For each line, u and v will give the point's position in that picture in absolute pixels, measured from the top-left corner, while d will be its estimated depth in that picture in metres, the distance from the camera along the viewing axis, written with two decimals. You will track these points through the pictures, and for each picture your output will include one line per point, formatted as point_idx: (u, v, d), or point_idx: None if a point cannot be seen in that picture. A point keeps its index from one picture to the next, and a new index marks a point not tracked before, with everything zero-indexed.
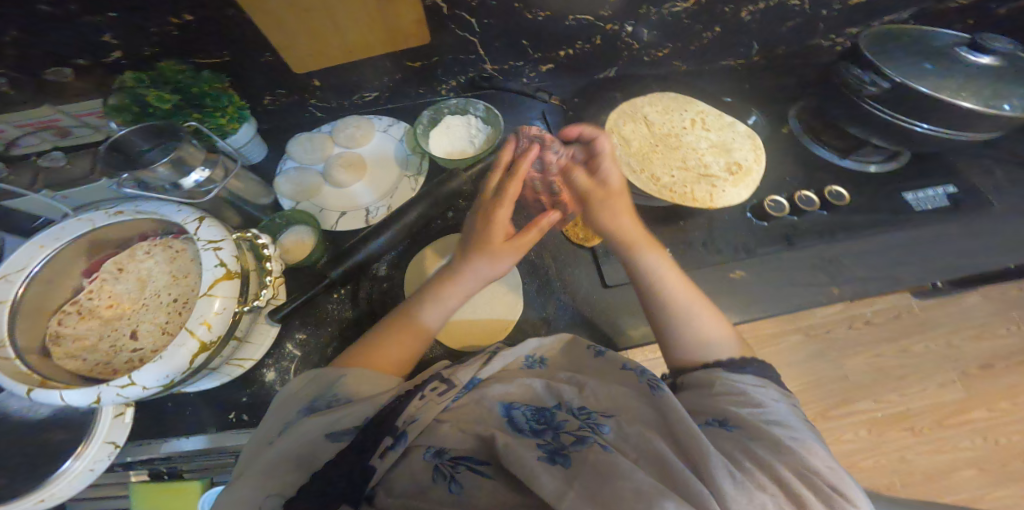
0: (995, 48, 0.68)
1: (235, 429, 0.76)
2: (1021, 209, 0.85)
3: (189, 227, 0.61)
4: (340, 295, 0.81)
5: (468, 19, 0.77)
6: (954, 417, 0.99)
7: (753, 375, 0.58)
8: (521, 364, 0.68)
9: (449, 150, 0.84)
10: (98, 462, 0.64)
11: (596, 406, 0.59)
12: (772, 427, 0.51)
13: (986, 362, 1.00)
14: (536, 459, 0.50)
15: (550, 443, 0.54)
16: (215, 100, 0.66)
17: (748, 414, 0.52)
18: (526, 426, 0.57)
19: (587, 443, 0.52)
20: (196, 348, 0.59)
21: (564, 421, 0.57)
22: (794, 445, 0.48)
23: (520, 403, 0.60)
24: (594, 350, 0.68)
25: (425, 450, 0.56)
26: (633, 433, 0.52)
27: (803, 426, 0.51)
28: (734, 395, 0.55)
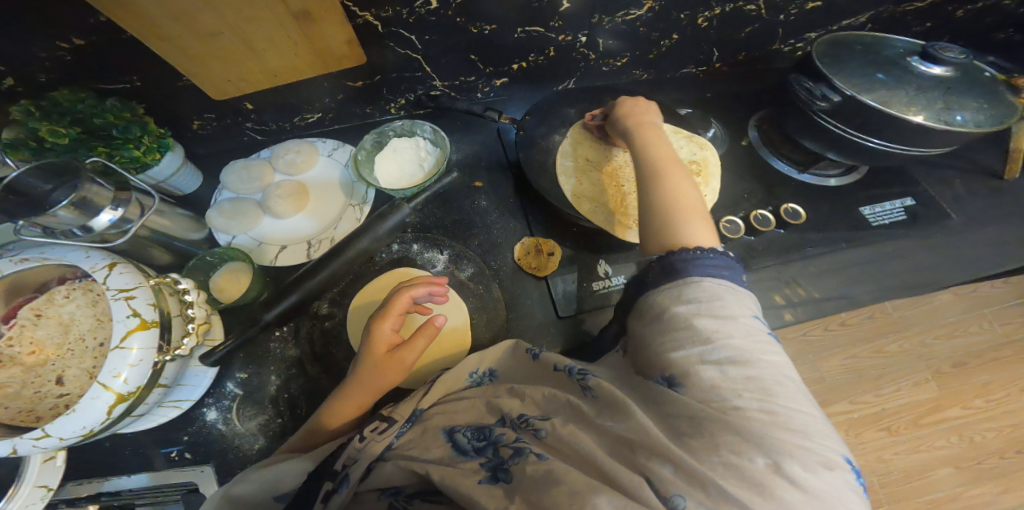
0: (946, 58, 0.68)
1: (179, 468, 0.66)
2: (981, 220, 0.85)
3: (98, 275, 0.55)
4: (281, 334, 0.72)
5: (408, 36, 0.73)
6: (929, 418, 1.22)
7: (709, 284, 0.46)
8: (465, 381, 0.64)
9: (397, 176, 0.78)
10: (30, 508, 0.57)
11: (535, 412, 0.52)
12: (726, 373, 0.40)
13: (958, 362, 1.26)
14: (477, 484, 0.47)
15: (492, 458, 0.50)
16: (127, 130, 0.64)
17: (703, 364, 0.41)
18: (468, 446, 0.52)
19: (525, 453, 0.48)
20: (111, 401, 0.52)
21: (502, 434, 0.52)
22: (756, 394, 0.39)
23: (465, 425, 0.56)
24: (532, 353, 0.63)
25: (379, 492, 0.54)
26: (564, 434, 0.46)
27: (759, 350, 0.42)
28: (687, 332, 0.43)
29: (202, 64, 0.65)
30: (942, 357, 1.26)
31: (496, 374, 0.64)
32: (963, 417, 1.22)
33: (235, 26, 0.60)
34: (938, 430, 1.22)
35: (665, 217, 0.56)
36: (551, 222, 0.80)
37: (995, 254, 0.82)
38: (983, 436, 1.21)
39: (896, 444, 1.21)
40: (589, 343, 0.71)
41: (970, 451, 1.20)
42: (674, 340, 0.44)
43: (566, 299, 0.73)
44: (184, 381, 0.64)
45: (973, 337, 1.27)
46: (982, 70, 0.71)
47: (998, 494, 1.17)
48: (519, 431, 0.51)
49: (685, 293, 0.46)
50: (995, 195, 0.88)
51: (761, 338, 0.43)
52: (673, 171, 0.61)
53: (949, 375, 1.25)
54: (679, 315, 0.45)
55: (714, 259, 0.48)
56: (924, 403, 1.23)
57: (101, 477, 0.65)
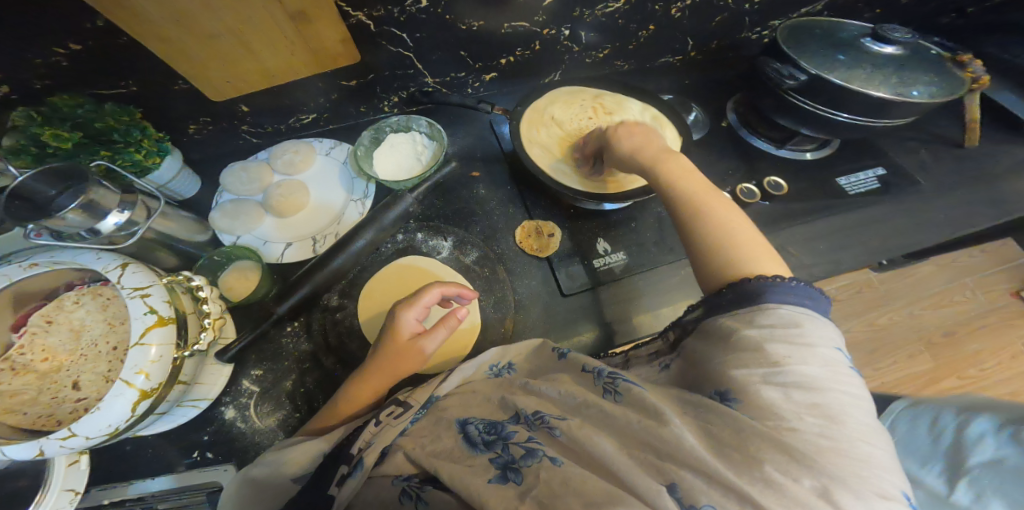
0: (895, 39, 0.74)
1: (201, 467, 0.66)
2: (947, 185, 0.91)
3: (111, 276, 0.56)
4: (293, 329, 0.73)
5: (398, 35, 0.75)
6: (927, 386, 1.27)
7: (788, 311, 0.46)
8: (486, 373, 0.65)
9: (395, 170, 0.80)
10: None
11: (553, 410, 0.53)
12: (790, 397, 0.40)
13: (943, 329, 1.32)
14: (487, 482, 0.46)
15: (503, 455, 0.50)
16: (125, 134, 0.65)
17: (764, 384, 0.41)
18: (479, 440, 0.53)
19: (538, 456, 0.47)
20: (135, 397, 0.52)
21: (514, 431, 0.52)
22: (820, 420, 0.39)
23: (477, 418, 0.56)
24: (558, 351, 0.64)
25: (393, 477, 0.53)
26: (581, 436, 0.47)
27: (829, 382, 0.41)
28: (751, 354, 0.44)
29: (199, 67, 0.66)
30: (927, 326, 1.32)
31: (514, 367, 0.66)
32: (957, 384, 1.28)
33: (231, 28, 0.62)
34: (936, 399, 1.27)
35: (721, 258, 0.54)
36: (548, 207, 0.82)
37: (966, 216, 0.88)
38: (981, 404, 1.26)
39: None
40: (594, 320, 0.73)
41: None
42: (738, 361, 0.44)
43: (569, 277, 0.76)
44: (201, 379, 0.65)
45: (951, 305, 1.34)
46: (929, 49, 0.77)
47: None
48: (534, 430, 0.51)
49: (760, 317, 0.46)
50: (957, 163, 0.94)
51: (836, 368, 0.42)
52: (711, 199, 0.60)
53: (938, 342, 1.31)
54: (749, 336, 0.45)
55: (795, 288, 0.48)
56: (922, 375, 1.28)
57: (127, 481, 0.65)
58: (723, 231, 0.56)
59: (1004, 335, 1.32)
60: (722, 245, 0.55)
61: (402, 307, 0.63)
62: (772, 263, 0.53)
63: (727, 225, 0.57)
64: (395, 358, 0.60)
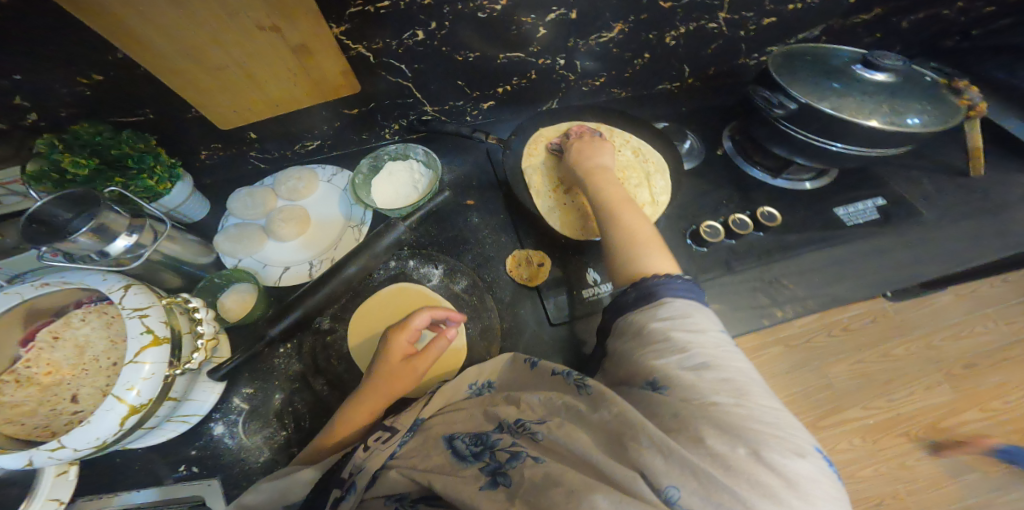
0: (885, 65, 0.74)
1: (185, 480, 0.68)
2: (953, 216, 0.89)
3: (114, 296, 0.59)
4: (286, 350, 0.75)
5: (397, 65, 0.78)
6: (948, 421, 1.23)
7: (680, 304, 0.51)
8: (466, 392, 0.66)
9: (393, 198, 0.83)
10: None
11: (532, 417, 0.55)
12: (701, 375, 0.45)
13: (965, 363, 1.28)
14: (479, 490, 0.49)
15: (491, 462, 0.52)
16: (138, 161, 0.69)
17: (678, 368, 0.46)
18: (468, 452, 0.54)
19: (522, 457, 0.50)
20: (125, 412, 0.55)
21: (499, 439, 0.54)
22: (728, 391, 0.43)
23: (464, 432, 0.58)
24: (529, 362, 0.65)
25: (384, 498, 0.55)
26: (561, 437, 0.49)
27: (728, 357, 0.46)
28: (664, 344, 0.48)
29: (208, 96, 0.70)
30: (952, 359, 1.27)
31: (493, 384, 0.67)
32: (979, 419, 1.23)
33: (237, 60, 0.66)
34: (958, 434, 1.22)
35: (627, 254, 0.61)
36: (540, 234, 0.84)
37: (973, 249, 0.86)
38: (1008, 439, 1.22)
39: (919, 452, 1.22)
40: (582, 349, 0.74)
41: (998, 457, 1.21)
42: (654, 352, 0.48)
43: (557, 307, 0.76)
44: (192, 396, 0.67)
45: (978, 336, 1.29)
46: (923, 75, 0.77)
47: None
48: (517, 435, 0.53)
49: (659, 312, 0.51)
50: (962, 193, 0.92)
51: (726, 346, 0.48)
52: (624, 211, 0.67)
53: (960, 376, 1.26)
54: (654, 329, 0.50)
55: (679, 282, 0.54)
56: (941, 408, 1.24)
57: (112, 492, 0.68)
58: (633, 235, 0.63)
59: None
60: (623, 253, 0.61)
61: (401, 332, 0.65)
62: (662, 257, 0.59)
63: (636, 226, 0.64)
64: (390, 378, 0.62)
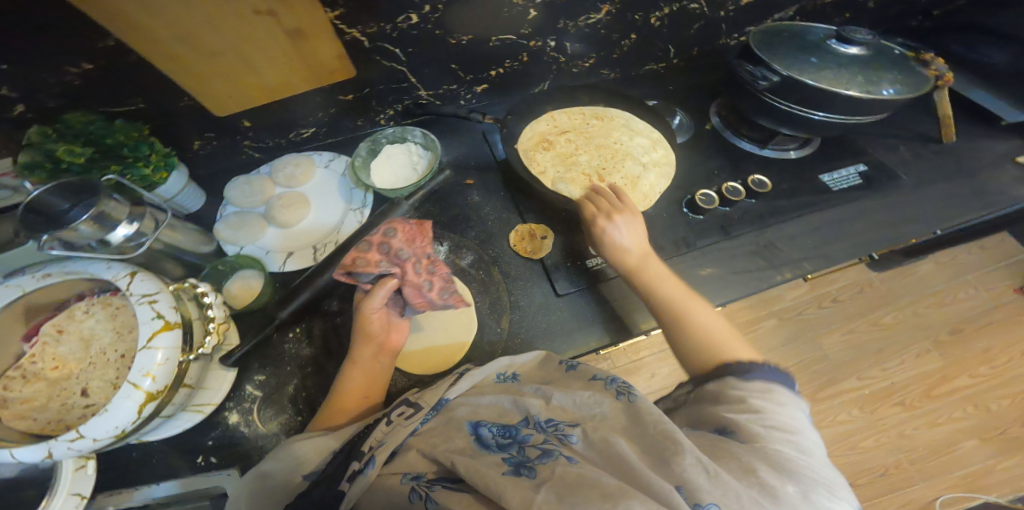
0: (857, 39, 0.77)
1: (205, 472, 0.67)
2: (931, 179, 0.93)
3: (120, 283, 0.58)
4: (295, 334, 0.75)
5: (391, 50, 0.79)
6: (940, 387, 1.26)
7: (768, 372, 0.50)
8: (492, 381, 0.64)
9: (393, 180, 0.83)
10: None
11: (564, 416, 0.52)
12: (773, 433, 0.44)
13: (951, 329, 1.32)
14: (501, 475, 0.44)
15: (516, 455, 0.48)
16: (135, 149, 0.68)
17: (751, 421, 0.45)
18: (493, 442, 0.51)
19: (554, 455, 0.46)
20: (142, 400, 0.53)
21: (529, 434, 0.51)
22: (782, 436, 0.44)
23: (490, 421, 0.54)
24: (567, 365, 0.63)
25: (402, 476, 0.51)
26: (598, 438, 0.47)
27: (803, 425, 0.45)
28: (739, 400, 0.48)
29: (203, 83, 0.70)
30: (938, 326, 1.32)
31: (520, 377, 0.65)
32: (969, 384, 1.27)
33: (232, 46, 0.66)
34: (949, 399, 1.25)
35: (707, 353, 0.58)
36: (540, 210, 0.85)
37: (952, 208, 0.89)
38: (997, 403, 1.25)
39: (914, 418, 1.24)
40: (588, 317, 0.75)
41: (990, 420, 1.23)
42: (730, 404, 0.48)
43: (562, 277, 0.78)
44: (205, 383, 0.66)
45: (961, 303, 1.34)
46: (891, 49, 0.81)
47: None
48: (548, 434, 0.50)
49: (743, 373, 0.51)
50: (939, 159, 0.96)
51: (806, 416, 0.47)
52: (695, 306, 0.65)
53: (948, 343, 1.31)
54: (734, 387, 0.50)
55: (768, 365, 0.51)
56: (933, 374, 1.27)
57: (130, 488, 0.66)
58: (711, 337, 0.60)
59: (1010, 331, 1.31)
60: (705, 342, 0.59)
61: (361, 270, 0.61)
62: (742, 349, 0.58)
63: (700, 323, 0.62)
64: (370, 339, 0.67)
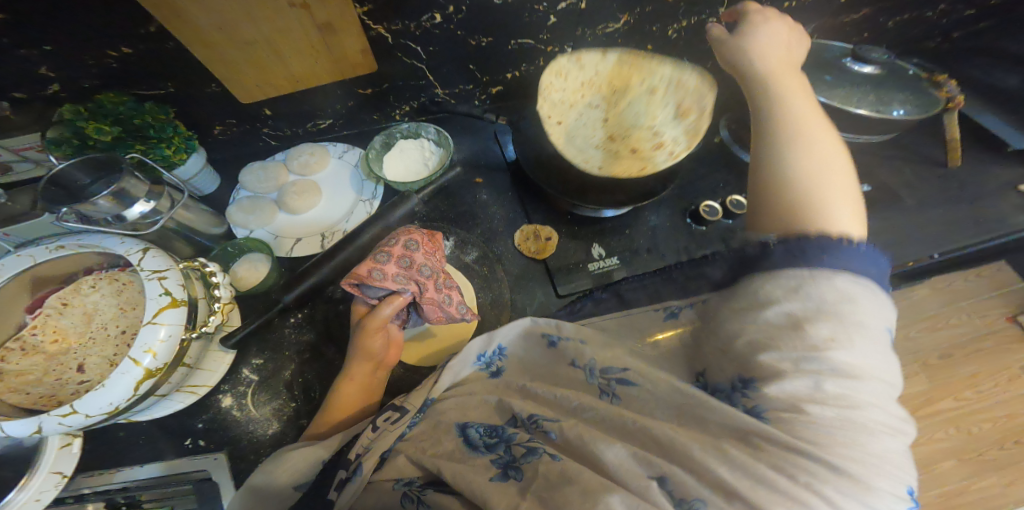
0: (871, 58, 0.79)
1: (191, 455, 0.68)
2: (932, 204, 0.95)
3: (132, 259, 0.60)
4: (296, 320, 0.76)
5: (413, 47, 0.81)
6: (924, 409, 1.30)
7: (841, 283, 0.39)
8: (476, 371, 0.63)
9: (404, 174, 0.85)
10: (45, 493, 0.61)
11: (546, 411, 0.52)
12: (818, 385, 0.36)
13: (944, 352, 1.34)
14: (490, 481, 0.47)
15: (504, 455, 0.50)
16: (159, 131, 0.70)
17: (791, 371, 0.37)
18: (480, 442, 0.53)
19: (539, 453, 0.48)
20: (140, 376, 0.55)
21: (514, 433, 0.52)
22: (834, 400, 0.36)
23: (477, 420, 0.56)
24: (551, 341, 0.61)
25: (394, 481, 0.54)
26: (574, 436, 0.46)
27: (869, 372, 0.37)
28: (789, 334, 0.39)
29: (232, 71, 0.71)
30: (930, 348, 1.34)
31: (506, 354, 0.63)
32: (955, 407, 1.29)
33: (265, 37, 0.67)
34: (932, 422, 1.29)
35: (821, 210, 0.48)
36: (547, 211, 0.86)
37: (951, 233, 0.91)
38: (978, 426, 1.27)
39: None
40: (589, 318, 0.76)
41: (970, 443, 1.26)
42: (763, 343, 0.40)
43: (566, 279, 0.79)
44: (203, 364, 0.67)
45: (955, 327, 1.35)
46: (906, 69, 0.83)
47: (1003, 485, 1.22)
48: (532, 432, 0.51)
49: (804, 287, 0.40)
50: (943, 182, 0.97)
51: (876, 357, 0.37)
52: (817, 121, 0.56)
53: (937, 366, 1.33)
54: (772, 314, 0.41)
55: (855, 251, 0.42)
56: (919, 395, 1.31)
57: (114, 468, 0.67)
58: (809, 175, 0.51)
59: (998, 356, 1.32)
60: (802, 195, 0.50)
61: (376, 283, 0.62)
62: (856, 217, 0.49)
63: (825, 152, 0.53)
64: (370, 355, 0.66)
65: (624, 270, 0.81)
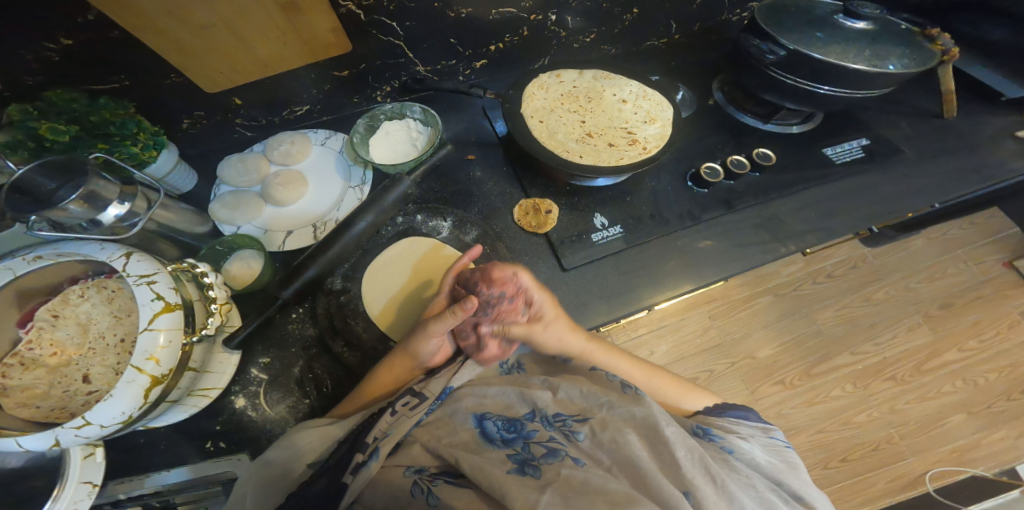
0: (865, 13, 0.77)
1: (213, 458, 0.64)
2: (931, 154, 0.93)
3: (116, 265, 0.54)
4: (299, 315, 0.72)
5: (389, 24, 0.77)
6: (930, 364, 1.27)
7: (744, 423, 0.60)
8: (496, 370, 0.65)
9: (392, 156, 0.81)
10: (81, 503, 0.55)
11: (571, 412, 0.57)
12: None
13: (946, 303, 1.33)
14: (508, 473, 0.48)
15: (521, 451, 0.52)
16: (121, 127, 0.65)
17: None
18: (497, 435, 0.54)
19: (560, 456, 0.51)
20: (146, 384, 0.51)
21: (534, 431, 0.55)
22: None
23: (496, 414, 0.57)
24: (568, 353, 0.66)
25: (404, 469, 0.52)
26: (607, 440, 0.52)
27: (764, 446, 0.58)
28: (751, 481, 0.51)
29: (192, 59, 0.67)
30: (931, 299, 1.33)
31: (523, 366, 0.67)
32: (959, 359, 1.28)
33: (222, 17, 0.64)
34: (939, 375, 1.26)
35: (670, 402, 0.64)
36: (544, 185, 0.83)
37: (951, 181, 0.90)
38: (984, 377, 1.27)
39: (905, 393, 1.25)
40: (596, 290, 0.74)
41: (979, 394, 1.25)
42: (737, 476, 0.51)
43: (569, 252, 0.76)
44: (210, 367, 0.63)
45: (958, 277, 1.36)
46: (897, 24, 0.81)
47: (1014, 437, 1.21)
48: (553, 430, 0.54)
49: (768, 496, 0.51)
50: (940, 131, 0.96)
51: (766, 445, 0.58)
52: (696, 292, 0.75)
53: (941, 317, 1.32)
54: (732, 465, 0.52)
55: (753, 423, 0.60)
56: (922, 349, 1.28)
57: (142, 474, 0.63)
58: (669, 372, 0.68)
59: (999, 304, 1.33)
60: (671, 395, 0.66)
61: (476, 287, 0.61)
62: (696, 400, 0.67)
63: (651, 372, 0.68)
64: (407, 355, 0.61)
65: (628, 238, 0.78)
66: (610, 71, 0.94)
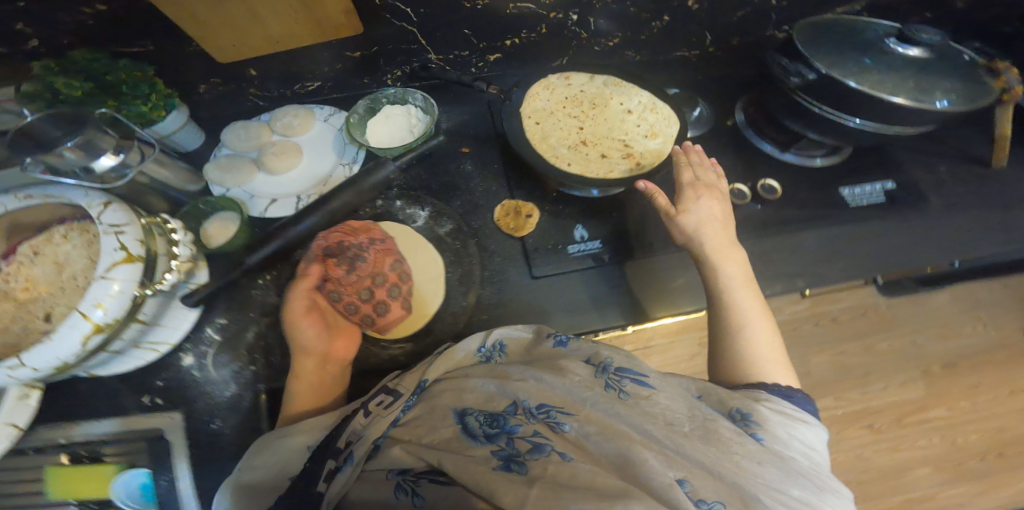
0: (921, 39, 0.69)
1: (155, 411, 0.68)
2: (962, 208, 0.85)
3: (92, 211, 0.59)
4: (264, 282, 0.77)
5: (402, 9, 0.77)
6: (914, 416, 1.12)
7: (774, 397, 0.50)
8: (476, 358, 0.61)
9: (388, 140, 0.82)
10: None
11: (555, 401, 0.49)
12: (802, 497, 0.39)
13: (951, 362, 1.14)
14: (493, 471, 0.42)
15: (505, 447, 0.45)
16: (132, 87, 0.69)
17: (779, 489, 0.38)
18: (479, 431, 0.48)
19: (546, 450, 0.43)
20: (87, 331, 0.53)
21: (517, 424, 0.48)
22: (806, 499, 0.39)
23: (476, 406, 0.51)
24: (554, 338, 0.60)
25: (389, 471, 0.49)
26: (591, 432, 0.44)
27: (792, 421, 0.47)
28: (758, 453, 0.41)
29: (209, 31, 0.70)
30: (937, 357, 1.14)
31: (506, 348, 0.62)
32: (947, 415, 1.12)
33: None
34: (918, 429, 1.11)
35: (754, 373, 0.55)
36: (533, 188, 0.83)
37: (977, 240, 0.82)
38: (966, 436, 1.11)
39: (876, 443, 1.12)
40: (562, 301, 0.73)
41: (953, 452, 1.10)
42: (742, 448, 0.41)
43: (542, 259, 0.76)
44: (164, 320, 0.67)
45: (973, 339, 1.15)
46: (959, 53, 0.73)
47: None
48: (536, 422, 0.47)
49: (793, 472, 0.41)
50: (981, 183, 0.87)
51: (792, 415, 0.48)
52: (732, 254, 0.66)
53: (942, 375, 1.14)
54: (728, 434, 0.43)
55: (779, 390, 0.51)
56: (913, 403, 1.12)
57: (74, 423, 0.68)
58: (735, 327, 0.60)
59: None
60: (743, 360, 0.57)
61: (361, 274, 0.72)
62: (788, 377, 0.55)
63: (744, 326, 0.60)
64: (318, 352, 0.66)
65: (603, 254, 0.77)
66: (623, 79, 0.91)
